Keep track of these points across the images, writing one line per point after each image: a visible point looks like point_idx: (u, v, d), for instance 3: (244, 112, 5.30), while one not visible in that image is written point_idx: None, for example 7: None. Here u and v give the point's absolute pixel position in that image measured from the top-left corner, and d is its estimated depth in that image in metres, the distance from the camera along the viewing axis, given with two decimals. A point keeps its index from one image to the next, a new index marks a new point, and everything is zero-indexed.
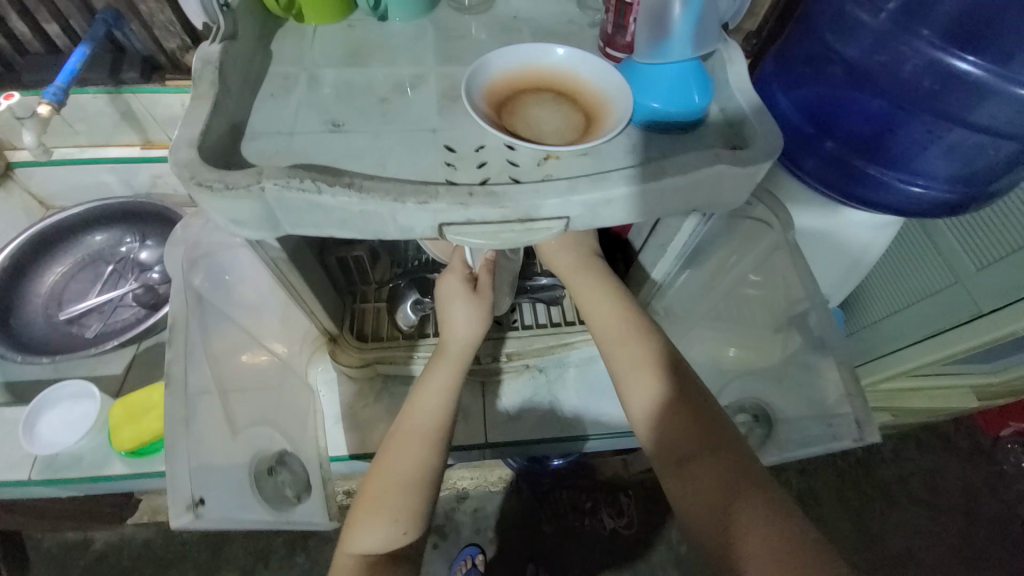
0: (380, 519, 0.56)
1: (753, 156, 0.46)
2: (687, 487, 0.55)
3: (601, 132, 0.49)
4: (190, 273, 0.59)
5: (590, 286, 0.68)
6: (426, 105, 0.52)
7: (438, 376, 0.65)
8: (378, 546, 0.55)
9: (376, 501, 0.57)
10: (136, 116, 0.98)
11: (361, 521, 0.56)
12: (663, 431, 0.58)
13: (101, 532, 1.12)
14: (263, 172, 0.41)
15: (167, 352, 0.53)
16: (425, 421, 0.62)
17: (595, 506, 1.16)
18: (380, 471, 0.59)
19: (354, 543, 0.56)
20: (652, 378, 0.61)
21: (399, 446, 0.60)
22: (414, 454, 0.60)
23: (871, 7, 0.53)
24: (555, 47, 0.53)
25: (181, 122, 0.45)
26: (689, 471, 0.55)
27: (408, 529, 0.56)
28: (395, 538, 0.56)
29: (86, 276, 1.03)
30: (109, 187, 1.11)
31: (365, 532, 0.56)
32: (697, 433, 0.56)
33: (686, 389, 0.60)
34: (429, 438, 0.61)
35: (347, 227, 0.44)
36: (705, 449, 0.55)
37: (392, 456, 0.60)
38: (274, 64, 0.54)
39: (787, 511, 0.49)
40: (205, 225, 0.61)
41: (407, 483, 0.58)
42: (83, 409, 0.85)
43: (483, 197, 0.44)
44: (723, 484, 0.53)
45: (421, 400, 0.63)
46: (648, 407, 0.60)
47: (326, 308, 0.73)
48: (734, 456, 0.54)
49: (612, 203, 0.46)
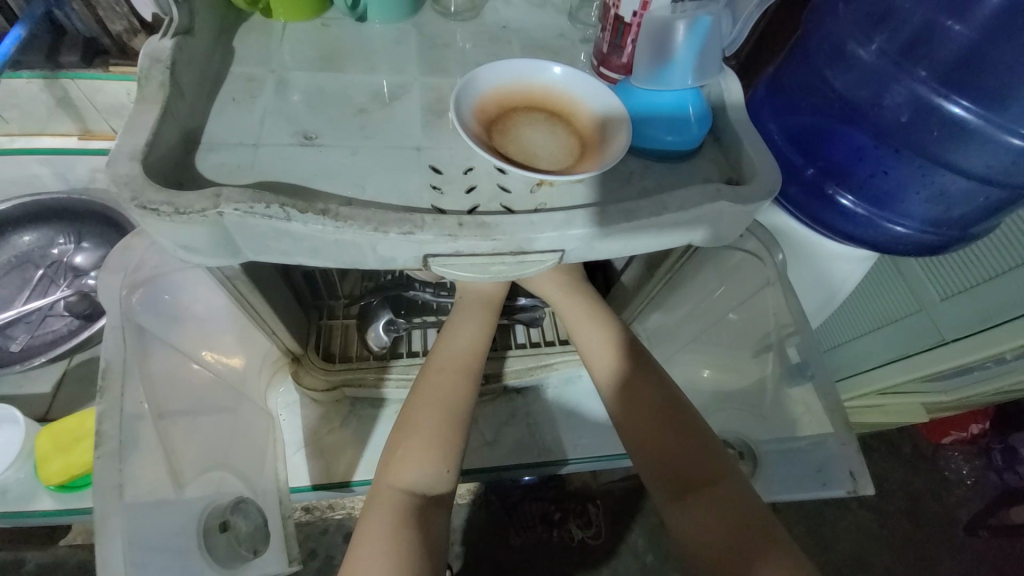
0: (430, 456, 0.55)
1: (752, 194, 0.44)
2: (694, 525, 0.53)
3: (599, 159, 0.45)
4: (130, 302, 0.53)
5: (584, 302, 0.67)
6: (409, 119, 0.48)
7: (472, 317, 0.65)
8: (424, 485, 0.55)
9: (422, 436, 0.56)
10: (74, 103, 0.88)
11: (406, 456, 0.55)
12: (661, 456, 0.57)
13: (29, 553, 0.97)
14: (222, 195, 0.36)
15: (99, 405, 0.48)
16: (468, 356, 0.63)
17: (564, 517, 1.12)
18: (423, 404, 0.58)
19: (399, 478, 0.54)
20: (650, 403, 0.59)
21: (443, 379, 0.60)
22: (460, 389, 0.60)
23: (868, 44, 0.53)
24: (553, 64, 0.50)
25: (123, 130, 0.39)
26: (696, 506, 0.53)
27: (452, 467, 0.56)
28: (440, 477, 0.56)
29: (12, 281, 0.91)
30: (40, 180, 0.99)
31: (413, 468, 0.55)
32: (694, 461, 0.56)
33: (683, 415, 0.58)
34: (471, 371, 0.62)
35: (318, 255, 0.39)
36: (710, 483, 0.54)
37: (437, 391, 0.59)
38: (235, 65, 0.48)
39: (783, 545, 0.50)
40: (149, 246, 0.55)
41: (455, 417, 0.58)
42: (6, 436, 0.75)
43: (473, 228, 0.40)
44: (736, 523, 0.51)
45: (460, 338, 0.64)
46: (642, 422, 0.59)
47: (289, 327, 0.67)
48: (731, 490, 0.54)
49: (608, 239, 0.43)
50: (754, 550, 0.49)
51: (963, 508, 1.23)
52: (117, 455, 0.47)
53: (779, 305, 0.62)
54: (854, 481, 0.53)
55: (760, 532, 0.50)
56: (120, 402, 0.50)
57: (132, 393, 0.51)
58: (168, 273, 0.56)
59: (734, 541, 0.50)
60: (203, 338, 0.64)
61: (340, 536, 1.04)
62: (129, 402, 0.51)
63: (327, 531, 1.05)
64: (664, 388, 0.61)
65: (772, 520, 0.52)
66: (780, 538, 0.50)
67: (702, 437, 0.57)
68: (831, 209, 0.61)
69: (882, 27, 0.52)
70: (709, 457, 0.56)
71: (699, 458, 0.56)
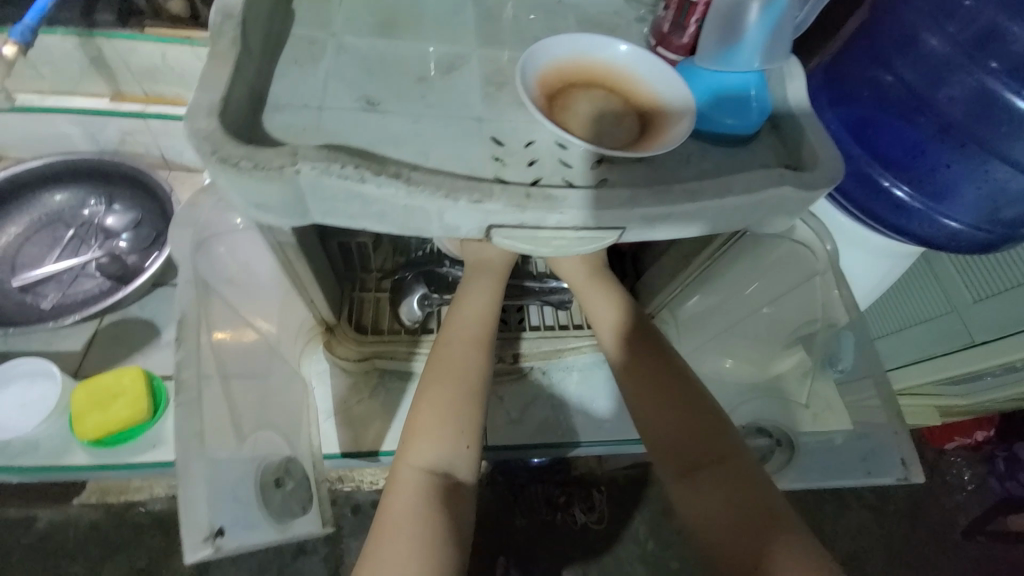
0: (448, 435, 0.56)
1: (815, 179, 0.44)
2: (699, 504, 0.53)
3: (663, 140, 0.45)
4: (196, 257, 0.55)
5: (595, 280, 0.68)
6: (469, 90, 0.48)
7: (481, 288, 0.66)
8: (445, 463, 0.56)
9: (438, 412, 0.57)
10: (108, 63, 0.88)
11: (425, 436, 0.56)
12: (675, 434, 0.57)
13: (43, 510, 0.99)
14: (299, 153, 0.36)
15: (179, 354, 0.49)
16: (478, 329, 0.64)
17: (569, 501, 1.15)
18: (439, 379, 0.60)
19: (418, 458, 0.55)
20: (659, 383, 0.60)
21: (454, 354, 0.62)
22: (474, 360, 0.62)
23: (941, 33, 0.54)
24: (618, 42, 0.49)
25: (197, 84, 0.39)
26: (702, 484, 0.54)
27: (472, 443, 0.57)
28: (461, 454, 0.57)
29: (43, 239, 0.92)
30: (70, 140, 0.99)
31: (432, 445, 0.56)
32: (708, 443, 0.56)
33: (695, 395, 0.59)
34: (481, 345, 0.63)
35: (384, 221, 0.39)
36: (717, 461, 0.54)
37: (452, 364, 0.61)
38: (295, 27, 0.48)
39: (799, 529, 0.49)
40: (215, 205, 0.57)
41: (473, 391, 0.59)
42: (40, 391, 0.76)
43: (540, 200, 0.40)
44: (741, 503, 0.51)
45: (471, 316, 0.65)
46: (653, 399, 0.59)
47: (327, 297, 0.68)
48: (745, 472, 0.54)
49: (670, 219, 0.43)
50: (761, 528, 0.49)
51: (962, 513, 1.24)
52: (196, 406, 0.48)
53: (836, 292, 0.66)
54: (906, 469, 0.56)
55: (767, 510, 0.51)
56: (194, 355, 0.50)
57: (199, 349, 0.52)
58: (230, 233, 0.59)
59: (740, 521, 0.50)
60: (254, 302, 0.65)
61: (348, 508, 1.06)
62: (199, 359, 0.51)
63: (338, 502, 1.07)
64: (668, 360, 0.62)
65: (780, 501, 0.52)
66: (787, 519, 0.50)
67: (714, 419, 0.57)
68: (885, 202, 0.61)
69: (953, 17, 0.53)
70: (718, 437, 0.56)
71: (714, 443, 0.56)
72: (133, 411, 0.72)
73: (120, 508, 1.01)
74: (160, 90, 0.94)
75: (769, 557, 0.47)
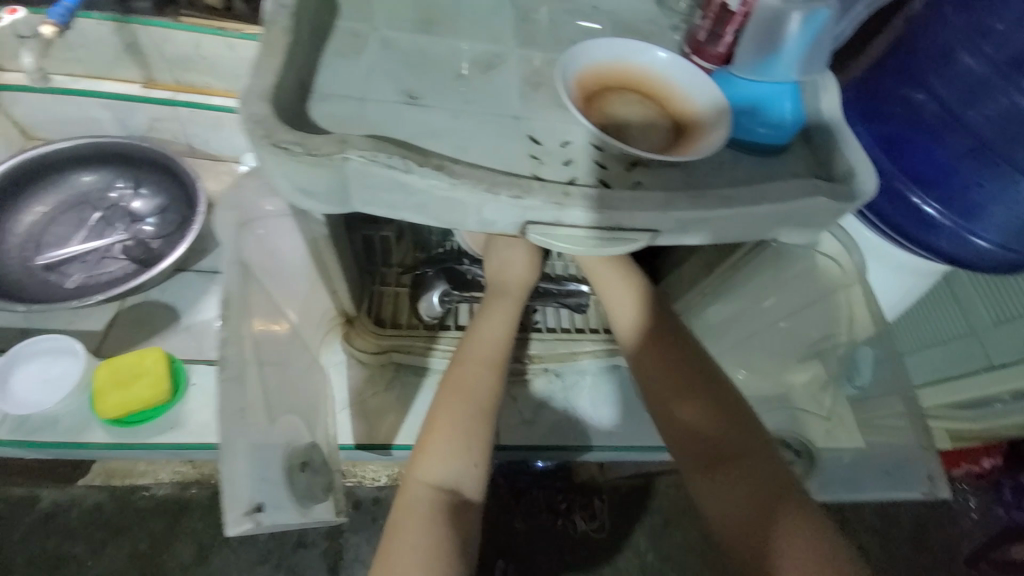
0: (456, 453, 0.57)
1: (847, 192, 0.45)
2: (716, 497, 0.54)
3: (697, 147, 0.46)
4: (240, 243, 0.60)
5: (617, 280, 0.66)
6: (507, 88, 0.48)
7: (498, 309, 0.67)
8: (452, 480, 0.56)
9: (450, 430, 0.58)
10: (143, 50, 0.90)
11: (435, 452, 0.57)
12: (692, 430, 0.57)
13: (48, 489, 0.99)
14: (348, 141, 0.37)
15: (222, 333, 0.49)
16: (492, 349, 0.65)
17: (569, 508, 1.14)
18: (452, 396, 0.61)
19: (428, 474, 0.56)
20: (682, 383, 0.60)
21: (468, 373, 0.62)
22: (488, 380, 0.62)
23: (976, 51, 0.55)
24: (656, 48, 0.50)
25: (250, 71, 0.40)
26: (721, 478, 0.54)
27: (480, 462, 0.58)
28: (470, 471, 0.57)
29: (69, 219, 0.93)
30: (101, 125, 1.00)
31: (441, 461, 0.57)
32: (729, 437, 0.56)
33: (719, 390, 0.59)
34: (495, 366, 0.64)
35: (424, 212, 0.40)
36: (738, 457, 0.55)
37: (466, 383, 0.61)
38: (340, 20, 0.49)
39: (817, 525, 0.50)
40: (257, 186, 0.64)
41: (484, 411, 0.60)
42: (62, 366, 0.77)
43: (579, 199, 0.40)
44: (760, 497, 0.52)
45: (486, 335, 0.66)
46: (671, 401, 0.59)
47: (350, 289, 0.70)
48: (766, 466, 0.54)
49: (704, 222, 0.43)
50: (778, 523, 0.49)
51: (967, 542, 1.22)
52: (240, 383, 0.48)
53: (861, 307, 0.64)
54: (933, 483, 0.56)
55: (783, 507, 0.51)
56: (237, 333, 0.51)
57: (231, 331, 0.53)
58: None
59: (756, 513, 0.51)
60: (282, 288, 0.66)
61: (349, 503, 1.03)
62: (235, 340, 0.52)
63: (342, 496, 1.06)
64: (696, 360, 0.61)
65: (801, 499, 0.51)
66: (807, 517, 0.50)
67: (738, 413, 0.58)
68: (914, 218, 0.62)
69: (988, 37, 0.54)
70: (742, 434, 0.56)
71: (736, 437, 0.56)
72: (154, 391, 0.73)
73: (125, 491, 1.00)
74: (190, 78, 0.95)
75: (780, 548, 0.48)
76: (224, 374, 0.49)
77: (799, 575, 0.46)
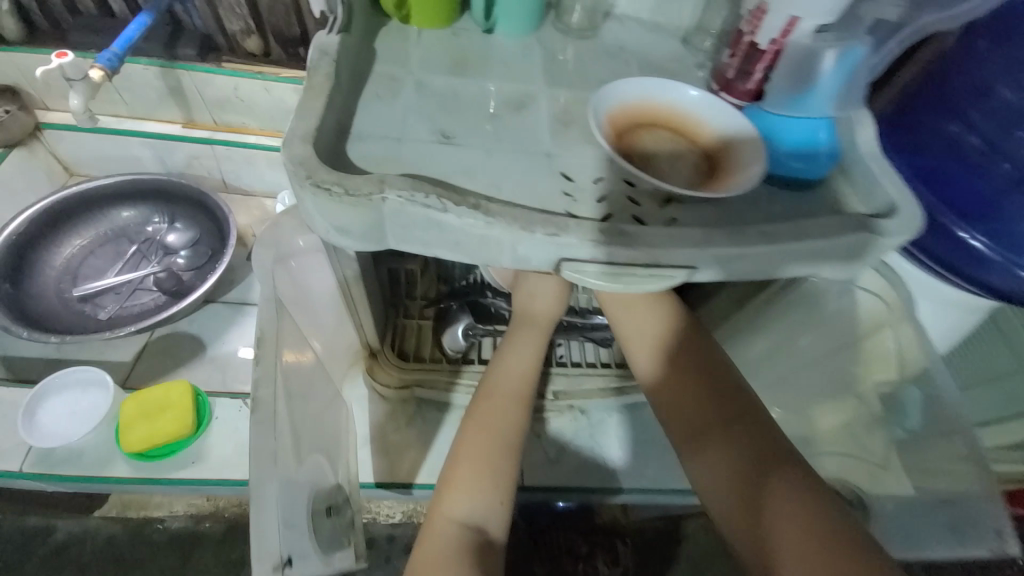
0: (483, 488, 0.55)
1: (894, 227, 0.43)
2: (706, 465, 0.53)
3: (732, 183, 0.45)
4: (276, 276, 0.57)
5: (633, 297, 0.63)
6: (537, 126, 0.49)
7: (523, 342, 0.66)
8: (479, 518, 0.53)
9: (476, 465, 0.56)
10: (185, 93, 0.95)
11: (461, 488, 0.55)
12: (685, 408, 0.57)
13: (64, 520, 0.97)
14: (386, 180, 0.37)
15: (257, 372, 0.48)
16: (520, 385, 0.63)
17: (591, 551, 1.04)
18: (478, 430, 0.59)
19: (453, 509, 0.53)
20: (677, 370, 0.59)
21: (494, 406, 0.61)
22: (514, 415, 0.61)
23: (1018, 85, 0.53)
24: (686, 87, 0.50)
25: (294, 112, 0.41)
26: (709, 448, 0.54)
27: (506, 499, 0.55)
28: (495, 509, 0.55)
29: (107, 252, 0.97)
30: (141, 162, 1.05)
31: (466, 497, 0.54)
32: (717, 406, 0.56)
33: (711, 364, 0.59)
34: (522, 402, 0.62)
35: (457, 249, 0.39)
36: (725, 425, 0.54)
37: (492, 417, 0.60)
38: (376, 64, 0.50)
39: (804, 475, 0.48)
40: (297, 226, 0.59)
41: (510, 446, 0.58)
42: (91, 399, 0.78)
43: (616, 236, 0.40)
44: (748, 457, 0.51)
45: (512, 368, 0.64)
46: (670, 392, 0.59)
47: (375, 322, 0.70)
48: (753, 425, 0.53)
49: (744, 259, 0.42)
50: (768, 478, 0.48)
51: None
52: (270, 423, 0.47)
53: (905, 342, 0.61)
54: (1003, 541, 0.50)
55: (769, 460, 0.50)
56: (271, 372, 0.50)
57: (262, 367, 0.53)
58: (294, 254, 0.60)
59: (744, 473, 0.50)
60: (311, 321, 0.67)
61: None
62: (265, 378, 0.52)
63: None
64: (694, 344, 0.60)
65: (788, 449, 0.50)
66: (795, 465, 0.49)
67: (726, 380, 0.57)
68: (963, 252, 0.60)
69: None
70: (731, 402, 0.55)
71: (726, 404, 0.55)
72: (179, 424, 0.73)
73: (142, 522, 0.97)
74: (228, 119, 1.00)
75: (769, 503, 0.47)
76: (255, 416, 0.46)
77: (788, 524, 0.44)
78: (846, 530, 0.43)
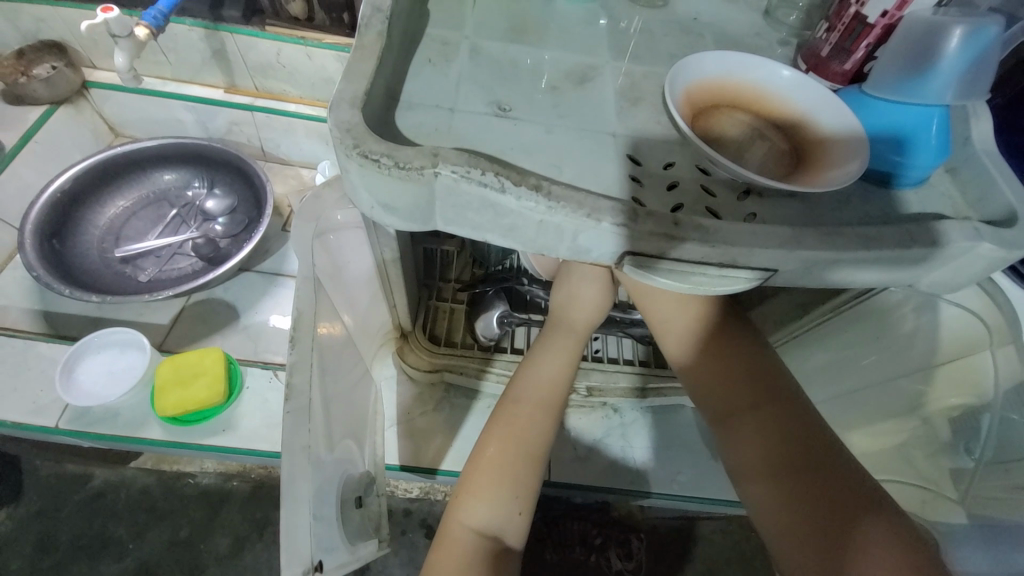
0: (503, 497, 0.52)
1: (1019, 239, 0.37)
2: (736, 449, 0.51)
3: (823, 177, 0.39)
4: (313, 251, 0.54)
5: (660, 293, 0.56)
6: (601, 103, 0.44)
7: (556, 349, 0.61)
8: (497, 527, 0.51)
9: (496, 474, 0.53)
10: (228, 57, 0.93)
11: (479, 494, 0.52)
12: (713, 395, 0.54)
13: (101, 468, 1.00)
14: (440, 154, 0.34)
15: (292, 356, 0.46)
16: (549, 389, 0.59)
17: (605, 544, 0.99)
18: (501, 435, 0.56)
19: (471, 517, 0.51)
20: (707, 354, 0.55)
21: (520, 413, 0.57)
22: (543, 423, 0.57)
23: None
24: (780, 66, 0.45)
25: (342, 75, 0.38)
26: (742, 432, 0.51)
27: (525, 510, 0.53)
28: (513, 520, 0.52)
29: (149, 215, 0.98)
30: (183, 126, 1.05)
31: (484, 506, 0.51)
32: (749, 393, 0.52)
33: (744, 350, 0.54)
34: (550, 410, 0.58)
35: (510, 235, 0.36)
36: (756, 408, 0.51)
37: (518, 421, 0.56)
38: (429, 26, 0.46)
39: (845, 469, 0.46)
40: (340, 198, 0.56)
41: (533, 454, 0.55)
42: (128, 360, 0.79)
43: (693, 232, 0.35)
44: (786, 443, 0.48)
45: (540, 370, 0.60)
46: (700, 381, 0.55)
47: (408, 303, 0.67)
48: (786, 412, 0.50)
49: (835, 266, 0.37)
50: (808, 467, 0.46)
51: None
52: (305, 413, 0.45)
53: (1005, 366, 0.51)
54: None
55: (808, 448, 0.47)
56: (306, 355, 0.48)
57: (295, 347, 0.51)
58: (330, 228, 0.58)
59: (782, 457, 0.47)
60: (346, 297, 0.65)
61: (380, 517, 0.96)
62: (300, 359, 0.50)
63: None
64: (725, 324, 0.55)
65: (823, 429, 0.49)
66: (835, 448, 0.47)
67: (759, 363, 0.53)
68: None
69: None
70: (764, 386, 0.52)
71: (757, 391, 0.52)
72: (211, 392, 0.73)
73: (174, 476, 1.00)
74: (269, 85, 0.98)
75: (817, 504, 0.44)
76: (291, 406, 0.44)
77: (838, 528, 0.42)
78: (890, 520, 0.42)
